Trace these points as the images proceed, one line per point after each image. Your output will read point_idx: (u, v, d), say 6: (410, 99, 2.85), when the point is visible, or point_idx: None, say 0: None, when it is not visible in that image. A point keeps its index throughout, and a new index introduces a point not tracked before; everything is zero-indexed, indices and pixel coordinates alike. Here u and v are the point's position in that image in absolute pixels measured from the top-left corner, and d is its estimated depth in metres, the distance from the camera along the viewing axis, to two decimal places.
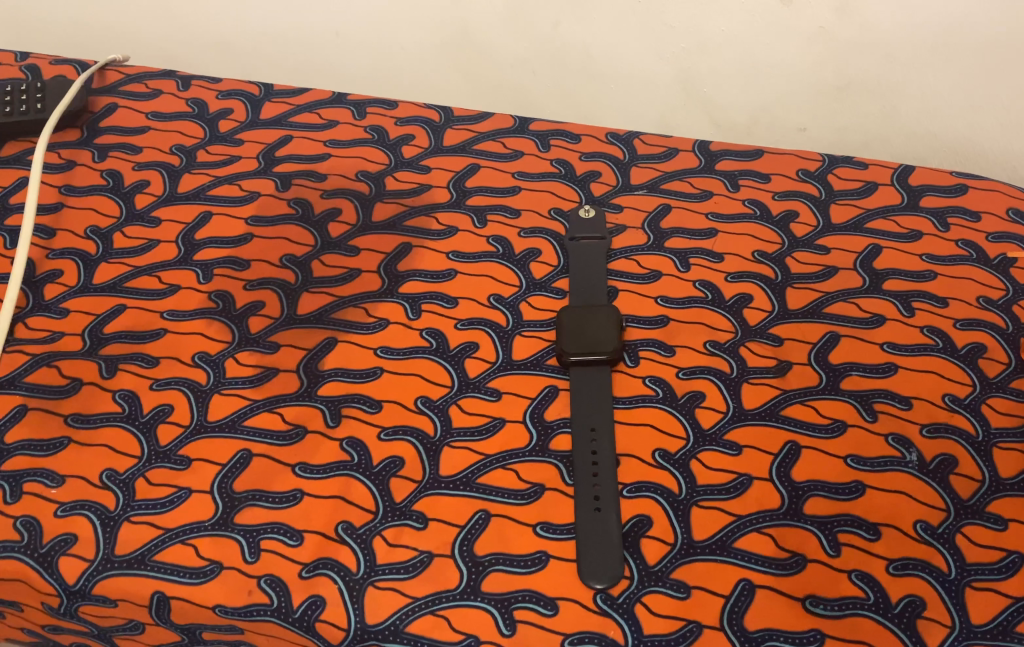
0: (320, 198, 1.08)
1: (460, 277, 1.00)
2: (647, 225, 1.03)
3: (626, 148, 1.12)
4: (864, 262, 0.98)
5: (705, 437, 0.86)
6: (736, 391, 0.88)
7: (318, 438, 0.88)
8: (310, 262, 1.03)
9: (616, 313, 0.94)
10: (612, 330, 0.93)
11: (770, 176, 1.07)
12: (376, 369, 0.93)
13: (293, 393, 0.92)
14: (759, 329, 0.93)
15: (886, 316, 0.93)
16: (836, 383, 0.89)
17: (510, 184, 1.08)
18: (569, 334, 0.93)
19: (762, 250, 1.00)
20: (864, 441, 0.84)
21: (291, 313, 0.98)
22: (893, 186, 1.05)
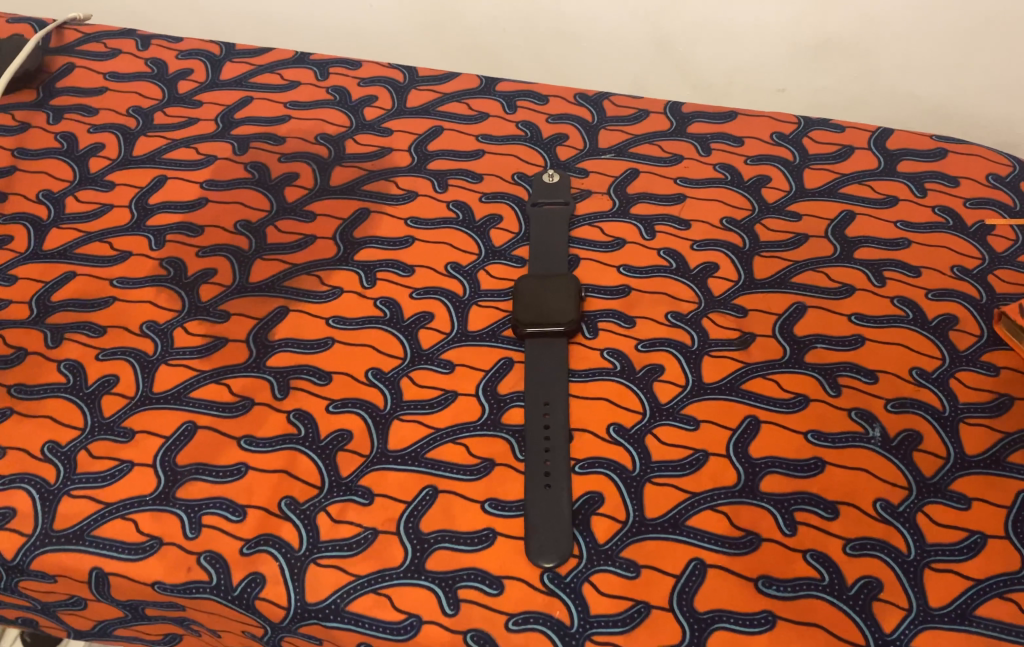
0: (278, 162, 1.05)
1: (418, 245, 0.97)
2: (612, 190, 1.00)
3: (595, 109, 1.08)
4: (836, 230, 0.95)
5: (662, 411, 0.83)
6: (696, 364, 0.86)
7: (265, 410, 0.86)
8: (265, 228, 1.00)
9: (575, 283, 0.91)
10: (571, 301, 0.90)
11: (743, 140, 1.03)
12: (327, 339, 0.90)
13: (242, 364, 0.89)
14: (724, 299, 0.90)
15: (855, 287, 0.90)
16: (800, 356, 0.86)
17: (474, 148, 1.05)
18: (526, 304, 0.90)
19: (731, 218, 0.96)
20: (826, 416, 0.82)
21: (243, 281, 0.95)
22: (870, 150, 1.02)
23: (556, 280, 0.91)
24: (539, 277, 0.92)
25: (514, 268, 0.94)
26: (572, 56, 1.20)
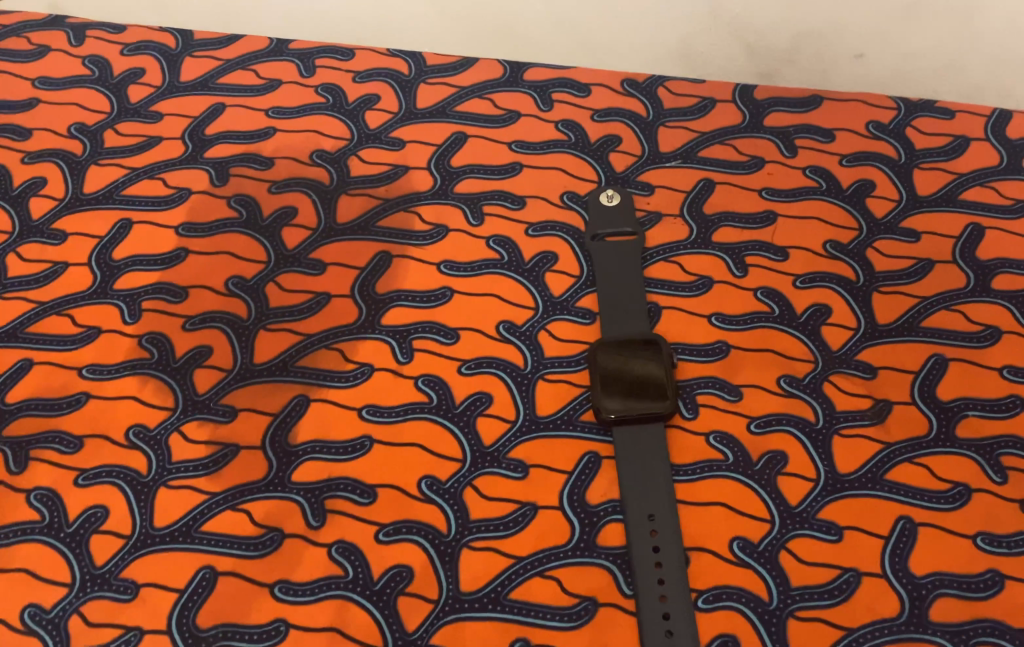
0: (268, 194, 0.85)
1: (458, 299, 0.79)
2: (686, 211, 0.82)
3: (649, 101, 0.89)
4: (964, 250, 0.78)
5: (794, 518, 0.67)
6: (825, 448, 0.70)
7: (299, 544, 0.69)
8: (264, 286, 0.81)
9: (665, 348, 0.74)
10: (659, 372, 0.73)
11: (833, 132, 0.85)
12: (364, 439, 0.73)
13: (261, 482, 0.72)
14: (845, 355, 0.74)
15: (1001, 328, 0.74)
16: (950, 428, 0.70)
17: (508, 160, 0.86)
18: (607, 380, 0.73)
19: (836, 241, 0.79)
20: (994, 512, 0.67)
21: (246, 363, 0.77)
22: (988, 141, 0.84)
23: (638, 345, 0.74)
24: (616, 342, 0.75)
25: (582, 324, 0.77)
26: (593, 28, 0.86)
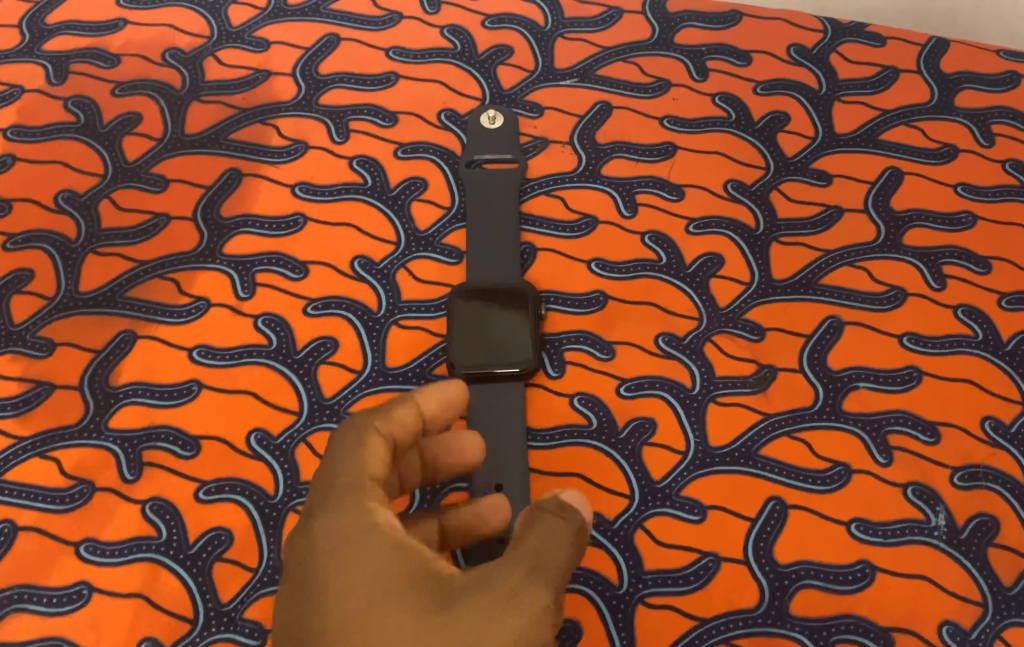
0: (111, 97, 0.76)
1: (312, 229, 0.70)
2: (576, 139, 0.73)
3: (548, 8, 0.79)
4: (877, 199, 0.70)
5: (655, 494, 0.61)
6: (698, 416, 0.63)
7: (110, 499, 0.62)
8: (98, 203, 0.72)
9: (531, 295, 0.66)
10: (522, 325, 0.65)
11: (749, 55, 0.76)
12: (192, 385, 0.65)
13: (74, 427, 0.64)
14: (732, 313, 0.66)
15: (907, 289, 0.66)
16: (838, 401, 0.63)
17: (383, 69, 0.76)
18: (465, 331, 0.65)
19: (737, 181, 0.71)
20: (876, 496, 0.60)
21: (70, 292, 0.69)
22: (919, 74, 0.75)
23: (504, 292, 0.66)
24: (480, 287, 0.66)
25: (447, 265, 0.69)
26: None
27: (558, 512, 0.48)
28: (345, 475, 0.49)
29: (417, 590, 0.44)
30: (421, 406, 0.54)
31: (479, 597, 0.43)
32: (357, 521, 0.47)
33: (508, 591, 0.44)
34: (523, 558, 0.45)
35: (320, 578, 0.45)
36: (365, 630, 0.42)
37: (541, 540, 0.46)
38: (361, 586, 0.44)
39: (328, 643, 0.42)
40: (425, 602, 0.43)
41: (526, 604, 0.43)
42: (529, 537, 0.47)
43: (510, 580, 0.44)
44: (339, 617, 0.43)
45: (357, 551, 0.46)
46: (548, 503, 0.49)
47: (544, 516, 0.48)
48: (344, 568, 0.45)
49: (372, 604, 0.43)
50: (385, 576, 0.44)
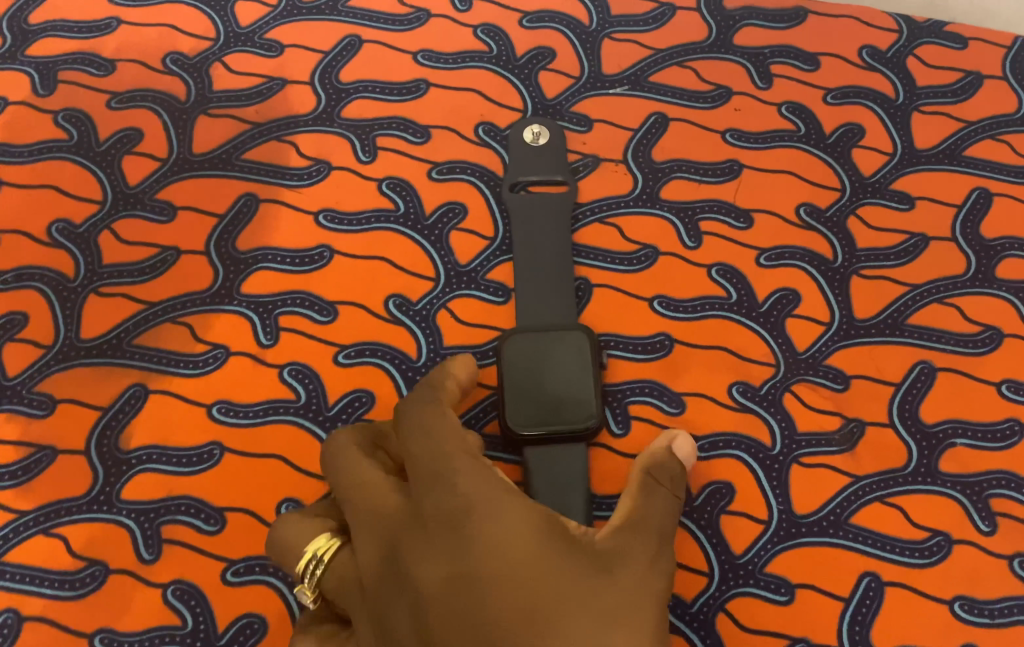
0: (107, 110, 0.68)
1: (340, 263, 0.63)
2: (630, 158, 0.66)
3: (592, 4, 0.71)
4: (966, 225, 0.63)
5: (737, 571, 0.55)
6: (780, 479, 0.57)
7: (127, 582, 0.56)
8: (97, 234, 0.64)
9: (592, 343, 0.59)
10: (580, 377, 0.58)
11: (817, 58, 0.69)
12: (213, 448, 0.59)
13: (82, 499, 0.58)
14: (812, 358, 0.60)
15: (1003, 330, 0.60)
16: (933, 460, 0.57)
17: (411, 76, 0.68)
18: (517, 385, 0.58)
19: (811, 205, 0.64)
20: (980, 571, 0.54)
21: (70, 339, 0.61)
22: (1006, 81, 0.68)
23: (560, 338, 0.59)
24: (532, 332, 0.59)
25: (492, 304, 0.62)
26: None
27: (668, 489, 0.50)
28: (451, 443, 0.47)
29: (570, 551, 0.44)
30: (457, 378, 0.54)
31: (625, 564, 0.44)
32: (489, 484, 0.45)
33: (644, 559, 0.45)
34: (638, 523, 0.47)
35: (473, 537, 0.43)
36: (537, 592, 0.41)
37: (648, 507, 0.48)
38: (520, 548, 0.43)
39: (503, 597, 0.41)
40: (581, 564, 0.43)
41: (659, 570, 0.46)
42: (646, 505, 0.48)
43: (639, 552, 0.45)
44: (505, 576, 0.42)
45: (502, 513, 0.44)
46: (659, 470, 0.51)
47: (656, 490, 0.49)
48: (496, 527, 0.43)
49: (538, 566, 0.42)
50: (538, 536, 0.44)
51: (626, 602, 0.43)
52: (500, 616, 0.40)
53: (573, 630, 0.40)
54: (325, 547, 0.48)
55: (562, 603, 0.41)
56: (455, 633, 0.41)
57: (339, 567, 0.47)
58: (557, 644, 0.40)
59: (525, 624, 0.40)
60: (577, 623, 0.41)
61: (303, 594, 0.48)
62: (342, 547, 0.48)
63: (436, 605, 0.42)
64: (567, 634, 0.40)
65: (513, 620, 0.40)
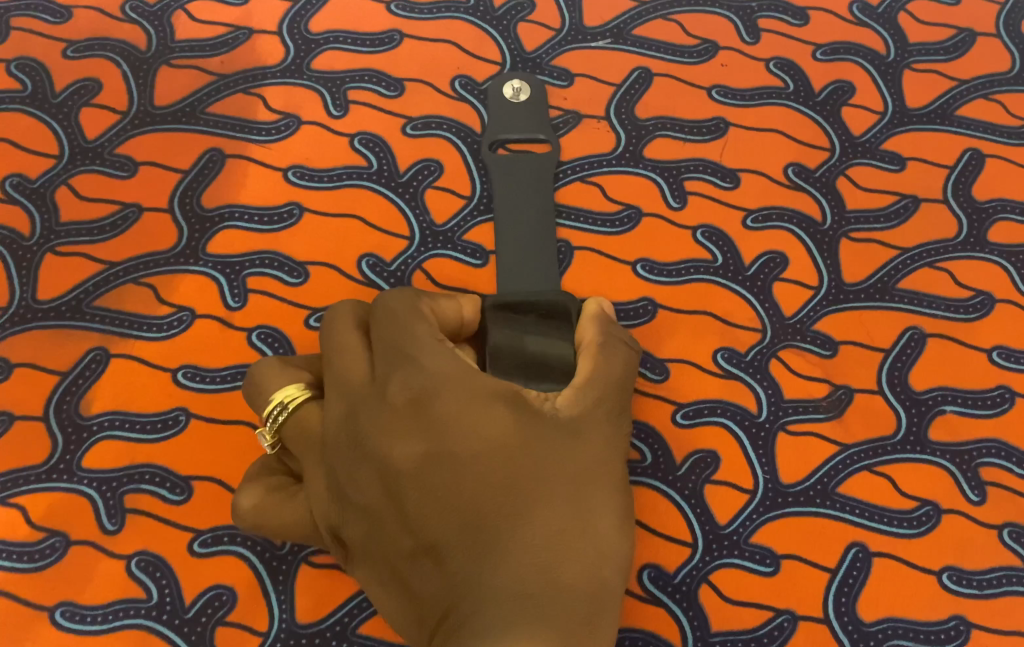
0: (63, 59, 0.64)
1: (311, 223, 0.60)
2: (613, 114, 0.63)
3: None
4: (957, 188, 0.61)
5: (721, 542, 0.53)
6: (767, 447, 0.55)
7: (89, 554, 0.53)
8: (54, 190, 0.61)
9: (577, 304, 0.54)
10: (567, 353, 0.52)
11: (806, 13, 0.66)
12: (180, 414, 0.56)
13: (41, 467, 0.55)
14: (799, 324, 0.58)
15: (995, 295, 0.59)
16: (923, 429, 0.56)
17: (385, 27, 0.65)
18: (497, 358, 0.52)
19: (799, 165, 0.62)
20: (969, 540, 0.53)
21: (27, 300, 0.59)
22: (999, 39, 0.66)
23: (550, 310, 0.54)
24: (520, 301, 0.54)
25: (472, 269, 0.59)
26: None
27: (621, 352, 0.52)
28: (420, 326, 0.47)
29: (537, 425, 0.44)
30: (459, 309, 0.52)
31: (592, 436, 0.45)
32: (456, 366, 0.45)
33: (608, 431, 0.47)
34: (600, 389, 0.48)
35: (445, 414, 0.43)
36: (511, 466, 0.42)
37: (607, 369, 0.49)
38: (492, 422, 0.43)
39: (480, 471, 0.41)
40: (548, 438, 0.43)
41: (619, 443, 0.47)
42: (606, 367, 0.50)
43: (601, 423, 0.47)
44: (481, 451, 0.42)
45: (472, 391, 0.44)
46: (614, 334, 0.52)
47: (612, 352, 0.51)
48: (467, 404, 0.43)
49: (512, 441, 0.42)
50: (509, 409, 0.44)
51: (595, 471, 0.44)
52: (481, 487, 0.41)
53: (553, 496, 0.41)
54: (291, 396, 0.49)
55: (539, 473, 0.42)
56: (435, 503, 0.41)
57: (303, 419, 0.48)
58: (539, 511, 0.40)
59: (508, 495, 0.41)
60: (555, 491, 0.41)
61: (262, 438, 0.49)
62: (309, 400, 0.49)
63: (411, 481, 0.42)
64: (547, 504, 0.41)
65: (491, 494, 0.41)
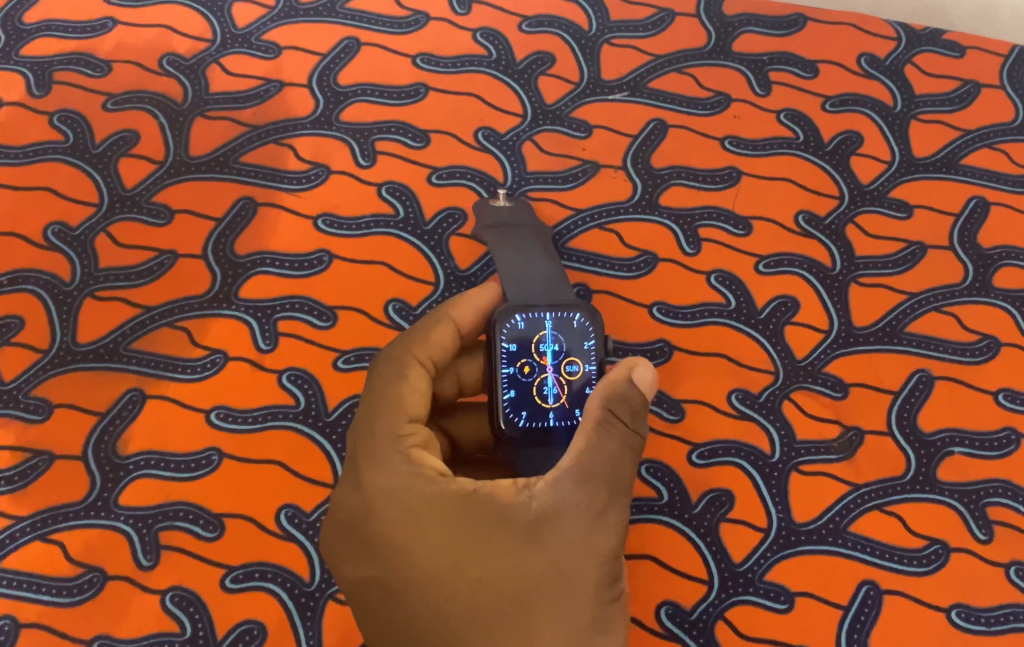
0: (102, 111, 0.67)
1: (339, 268, 0.63)
2: (630, 163, 0.66)
3: (592, 9, 0.71)
4: (963, 234, 0.64)
5: (737, 579, 0.55)
6: (780, 487, 0.57)
7: (125, 589, 0.56)
8: (94, 237, 0.64)
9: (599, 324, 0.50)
10: (587, 374, 0.50)
11: (816, 65, 0.69)
12: (212, 453, 0.59)
13: (80, 504, 0.57)
14: (811, 366, 0.60)
15: (1000, 338, 0.61)
16: (931, 469, 0.57)
17: (411, 80, 0.68)
18: (515, 382, 0.49)
19: (810, 213, 0.64)
20: (976, 578, 0.55)
21: (67, 342, 0.61)
22: (1003, 90, 0.68)
23: (567, 320, 0.50)
24: (535, 310, 0.49)
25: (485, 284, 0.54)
26: None
27: (629, 422, 0.44)
28: (383, 418, 0.47)
29: (483, 537, 0.42)
30: (458, 322, 0.52)
31: (555, 535, 0.42)
32: (405, 467, 0.45)
33: (580, 523, 0.42)
34: (580, 472, 0.43)
35: (387, 534, 0.44)
36: (441, 595, 0.42)
37: (593, 448, 0.43)
38: (429, 544, 0.42)
39: (412, 603, 0.42)
40: (491, 553, 0.42)
41: (607, 526, 0.43)
42: (592, 443, 0.43)
43: (574, 515, 0.42)
44: (415, 578, 0.42)
45: (414, 503, 0.44)
46: (621, 402, 0.45)
47: (614, 427, 0.44)
48: (406, 522, 0.43)
49: (447, 564, 0.42)
50: (452, 520, 0.43)
51: (545, 580, 0.41)
52: (416, 618, 0.42)
53: (486, 625, 0.41)
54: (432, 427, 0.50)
55: (470, 601, 0.41)
56: (384, 629, 0.44)
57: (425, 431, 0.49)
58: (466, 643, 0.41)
59: (438, 627, 0.42)
60: (489, 618, 0.41)
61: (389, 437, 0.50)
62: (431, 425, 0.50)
63: (365, 604, 0.44)
64: (477, 634, 0.41)
65: (423, 628, 0.42)
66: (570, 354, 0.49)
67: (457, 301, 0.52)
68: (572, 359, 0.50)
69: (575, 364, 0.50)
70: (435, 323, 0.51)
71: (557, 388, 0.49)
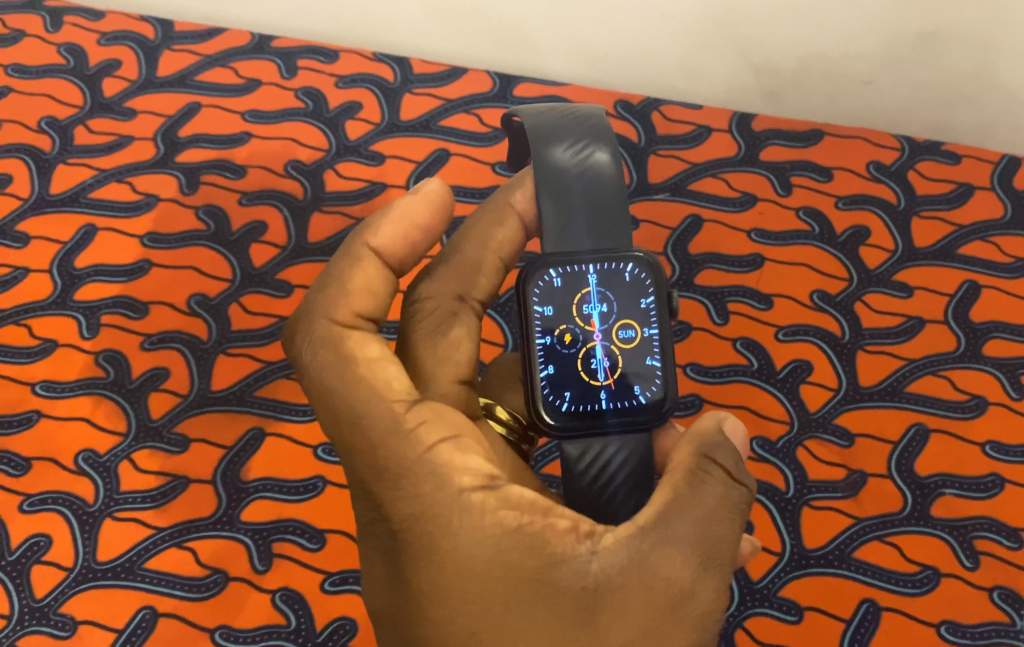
0: (238, 206, 0.82)
1: None
2: (670, 250, 0.78)
3: (642, 126, 0.84)
4: (957, 312, 0.74)
5: (754, 595, 0.65)
6: (793, 519, 0.67)
7: (243, 588, 0.68)
8: (227, 306, 0.78)
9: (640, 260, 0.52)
10: (640, 341, 0.52)
11: (831, 171, 0.81)
12: (317, 480, 0.72)
13: (209, 519, 0.70)
14: (821, 418, 0.70)
15: (988, 398, 0.71)
16: (925, 507, 0.67)
17: (491, 183, 0.83)
18: (553, 353, 0.51)
19: (824, 292, 0.75)
20: (962, 599, 0.64)
21: (203, 390, 0.75)
22: (994, 191, 0.79)
23: (612, 274, 0.52)
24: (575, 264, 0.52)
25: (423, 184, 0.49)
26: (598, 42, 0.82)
27: (721, 484, 0.45)
28: (378, 423, 0.44)
29: (535, 593, 0.42)
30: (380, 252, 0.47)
31: (622, 605, 0.42)
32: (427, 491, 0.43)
33: (650, 602, 0.42)
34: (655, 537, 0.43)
35: (416, 568, 0.43)
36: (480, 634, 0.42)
37: (691, 507, 0.44)
38: (469, 583, 0.42)
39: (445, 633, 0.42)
40: (547, 610, 0.42)
41: (687, 607, 0.43)
42: (679, 502, 0.44)
43: (647, 589, 0.42)
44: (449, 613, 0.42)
45: (449, 534, 0.42)
46: (718, 453, 0.46)
47: (703, 486, 0.44)
48: (447, 562, 0.42)
49: (492, 610, 0.42)
50: (503, 570, 0.42)
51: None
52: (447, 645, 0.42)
53: None
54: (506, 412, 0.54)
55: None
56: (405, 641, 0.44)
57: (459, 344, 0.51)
58: None
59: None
60: None
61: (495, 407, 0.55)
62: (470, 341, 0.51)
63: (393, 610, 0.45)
64: None
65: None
66: (619, 318, 0.52)
67: (375, 229, 0.47)
68: (625, 324, 0.52)
69: (627, 331, 0.52)
70: (352, 266, 0.47)
71: (606, 361, 0.52)
